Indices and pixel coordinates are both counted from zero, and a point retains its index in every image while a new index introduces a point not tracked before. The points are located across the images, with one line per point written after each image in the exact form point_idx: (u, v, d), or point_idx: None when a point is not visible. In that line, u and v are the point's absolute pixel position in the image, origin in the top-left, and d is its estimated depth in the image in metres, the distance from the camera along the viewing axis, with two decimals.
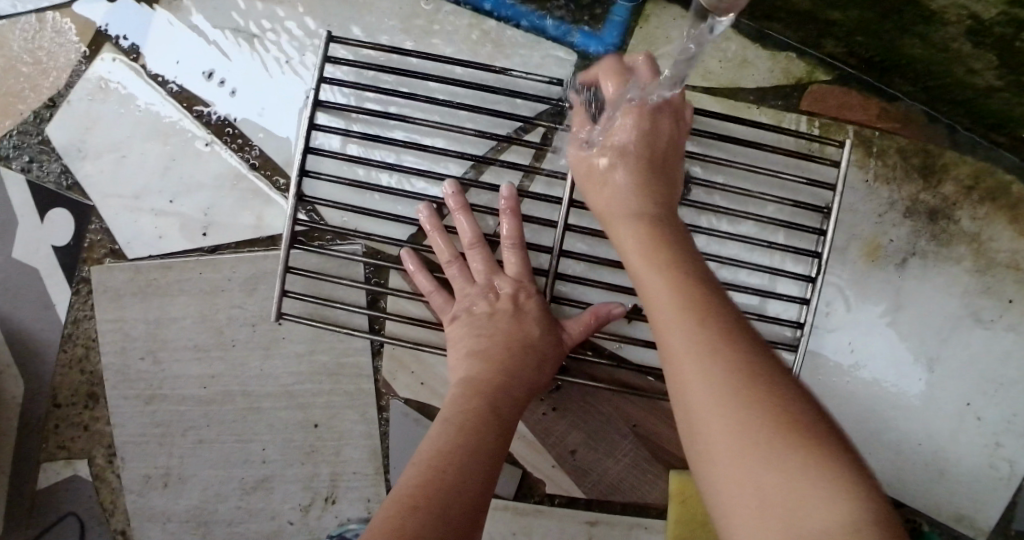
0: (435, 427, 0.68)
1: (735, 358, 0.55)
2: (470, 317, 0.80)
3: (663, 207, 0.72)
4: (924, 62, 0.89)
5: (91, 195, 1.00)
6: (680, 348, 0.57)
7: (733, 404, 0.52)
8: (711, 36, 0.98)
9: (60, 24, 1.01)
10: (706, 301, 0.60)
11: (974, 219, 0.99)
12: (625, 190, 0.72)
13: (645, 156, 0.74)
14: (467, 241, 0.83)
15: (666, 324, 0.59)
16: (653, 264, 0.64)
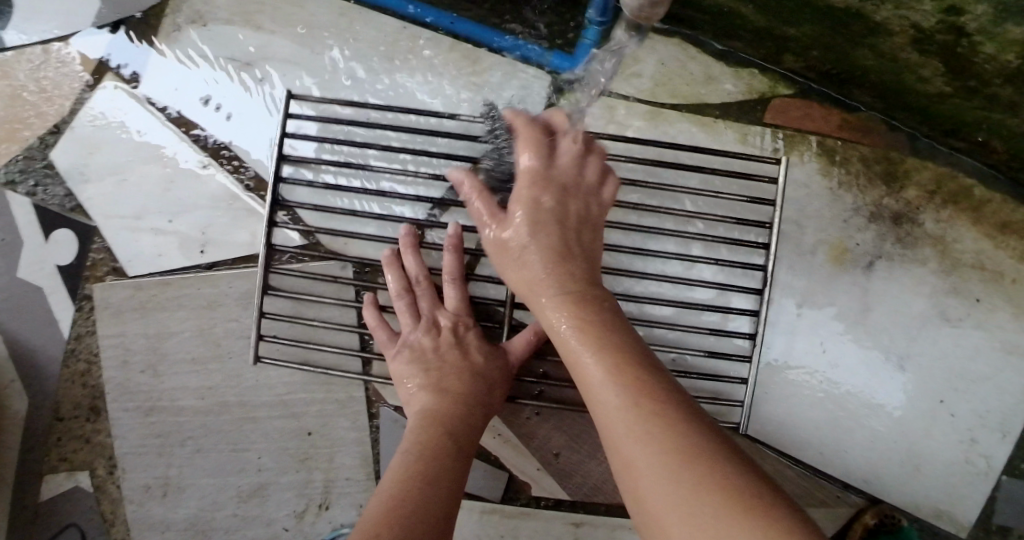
0: (398, 457, 0.73)
1: (668, 430, 0.55)
2: (417, 352, 0.86)
3: (579, 263, 0.70)
4: (878, 73, 0.94)
5: (93, 216, 1.05)
6: (611, 415, 0.58)
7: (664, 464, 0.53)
8: (678, 55, 1.03)
9: (64, 55, 1.07)
10: (634, 369, 0.60)
11: (937, 222, 1.03)
12: (535, 262, 0.70)
13: (550, 211, 0.71)
14: (414, 278, 0.91)
15: (602, 405, 0.59)
16: (579, 341, 0.64)
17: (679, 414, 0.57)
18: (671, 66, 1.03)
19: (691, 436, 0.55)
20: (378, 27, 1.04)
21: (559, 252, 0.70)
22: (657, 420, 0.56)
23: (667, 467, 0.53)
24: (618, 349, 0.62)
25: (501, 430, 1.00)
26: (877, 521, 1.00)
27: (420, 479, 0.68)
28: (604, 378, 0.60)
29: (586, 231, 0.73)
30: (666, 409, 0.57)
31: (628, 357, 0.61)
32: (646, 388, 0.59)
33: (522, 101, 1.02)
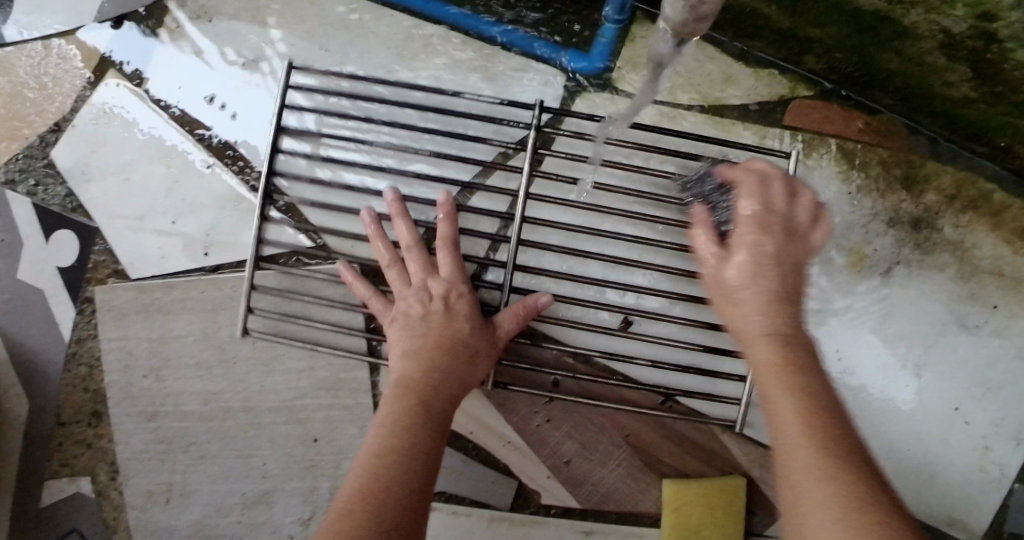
0: (372, 430, 0.71)
1: (838, 476, 0.52)
2: (405, 319, 0.83)
3: (790, 279, 0.66)
4: (902, 76, 0.92)
5: (95, 217, 1.02)
6: (788, 441, 0.55)
7: (823, 498, 0.51)
8: (695, 54, 1.01)
9: (65, 51, 1.04)
10: (820, 413, 0.56)
11: (957, 227, 1.01)
12: (756, 304, 0.64)
13: (777, 234, 0.68)
14: (405, 243, 0.87)
15: (783, 421, 0.56)
16: (779, 369, 0.59)
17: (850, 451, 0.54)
18: (688, 66, 1.01)
19: (859, 476, 0.52)
20: (389, 23, 1.02)
21: (779, 285, 0.65)
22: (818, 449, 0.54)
23: (824, 490, 0.51)
24: (808, 373, 0.59)
25: (511, 437, 0.99)
26: None
27: (392, 462, 0.66)
28: (783, 394, 0.58)
29: (798, 276, 0.67)
30: (838, 448, 0.54)
31: (806, 375, 0.59)
32: (821, 417, 0.56)
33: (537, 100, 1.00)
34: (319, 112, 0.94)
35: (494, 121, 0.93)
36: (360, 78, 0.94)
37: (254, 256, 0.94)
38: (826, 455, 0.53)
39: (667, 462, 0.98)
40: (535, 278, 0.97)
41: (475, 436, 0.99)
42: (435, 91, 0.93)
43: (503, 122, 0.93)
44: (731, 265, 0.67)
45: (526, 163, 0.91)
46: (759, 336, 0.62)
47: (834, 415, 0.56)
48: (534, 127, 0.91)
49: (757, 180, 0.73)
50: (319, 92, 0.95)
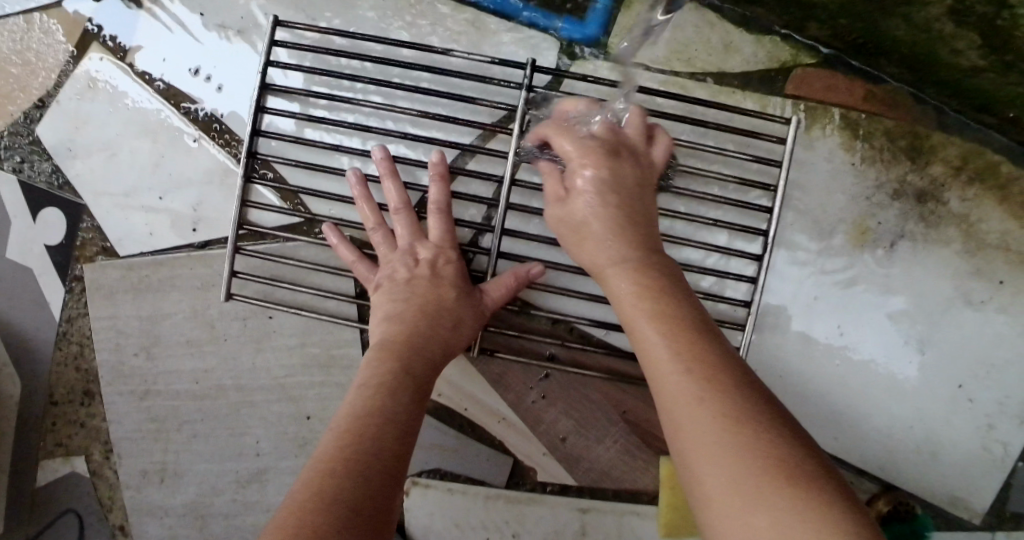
0: (353, 393, 0.70)
1: (722, 407, 0.55)
2: (390, 284, 0.82)
3: (639, 231, 0.73)
4: (909, 43, 0.89)
5: (82, 194, 1.01)
6: (679, 403, 0.57)
7: (717, 443, 0.54)
8: (695, 21, 0.97)
9: (47, 25, 1.02)
10: (694, 341, 0.61)
11: (963, 201, 0.98)
12: (602, 237, 0.72)
13: (612, 161, 0.76)
14: (394, 205, 0.85)
15: (664, 376, 0.60)
16: (639, 297, 0.66)
17: (724, 372, 0.58)
18: (688, 32, 0.97)
19: (745, 404, 0.55)
20: None
21: (638, 235, 0.73)
22: (711, 391, 0.56)
23: (703, 424, 0.55)
24: (686, 326, 0.62)
25: (506, 414, 0.97)
26: (891, 508, 0.98)
27: (373, 423, 0.65)
28: (675, 371, 0.59)
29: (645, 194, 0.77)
30: (710, 375, 0.58)
31: (686, 327, 0.62)
32: (706, 372, 0.58)
33: None
34: (304, 70, 0.91)
35: (486, 80, 0.90)
36: (348, 34, 0.91)
37: (238, 222, 0.92)
38: (727, 399, 0.56)
39: (664, 439, 0.97)
40: (529, 251, 0.95)
41: (470, 412, 0.98)
42: (425, 48, 0.90)
43: (494, 81, 0.90)
44: (577, 203, 0.75)
45: (516, 124, 0.89)
46: (629, 293, 0.67)
47: (717, 356, 0.60)
48: (525, 87, 0.89)
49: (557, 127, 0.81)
50: (305, 49, 0.92)
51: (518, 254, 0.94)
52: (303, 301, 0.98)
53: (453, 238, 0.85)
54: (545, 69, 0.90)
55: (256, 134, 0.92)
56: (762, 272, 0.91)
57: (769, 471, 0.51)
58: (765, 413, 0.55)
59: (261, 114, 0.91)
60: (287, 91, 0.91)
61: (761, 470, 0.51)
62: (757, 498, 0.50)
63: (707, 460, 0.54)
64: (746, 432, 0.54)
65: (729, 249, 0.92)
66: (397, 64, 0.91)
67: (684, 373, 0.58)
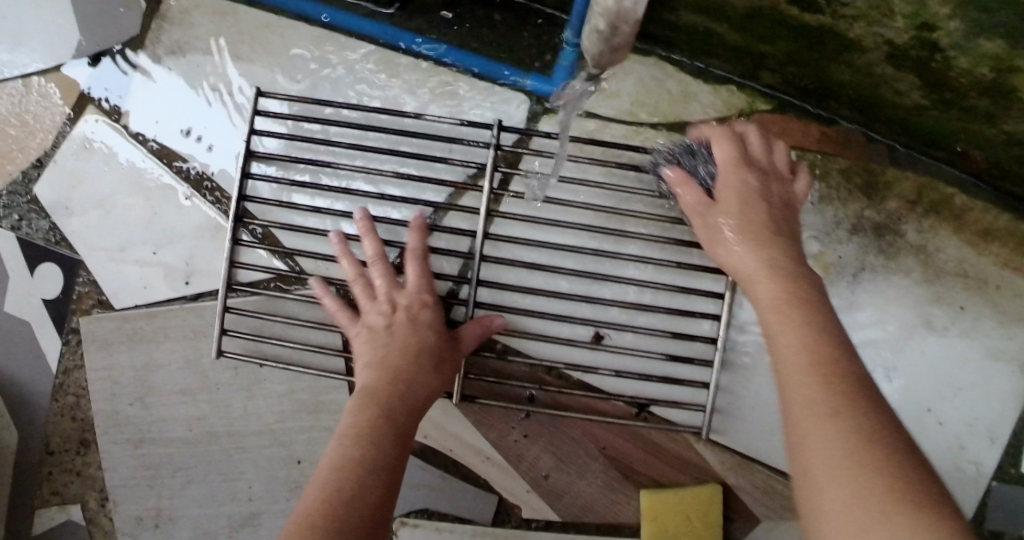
0: (334, 443, 0.73)
1: (874, 458, 0.53)
2: (370, 333, 0.85)
3: (768, 227, 0.76)
4: (855, 87, 0.95)
5: (78, 249, 1.05)
6: (796, 392, 0.60)
7: (855, 475, 0.53)
8: (656, 74, 1.04)
9: (45, 89, 1.07)
10: (820, 345, 0.63)
11: (919, 232, 1.03)
12: (751, 254, 0.74)
13: (761, 198, 0.78)
14: (371, 258, 0.89)
15: (789, 368, 0.62)
16: (785, 304, 0.68)
17: (885, 427, 0.56)
18: (650, 83, 1.04)
19: (898, 453, 0.54)
20: (357, 53, 1.05)
21: (763, 214, 0.77)
22: (834, 413, 0.57)
23: (847, 466, 0.53)
24: (820, 330, 0.65)
25: (489, 452, 1.00)
26: None
27: (351, 469, 0.69)
28: (795, 358, 0.62)
29: (767, 201, 0.79)
30: (864, 416, 0.57)
31: (838, 372, 0.61)
32: (855, 406, 0.58)
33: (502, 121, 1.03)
34: (285, 137, 0.96)
35: (458, 140, 0.95)
36: (326, 102, 0.96)
37: (225, 283, 0.95)
38: (851, 410, 0.57)
39: (642, 472, 1.00)
40: (506, 295, 0.99)
41: (455, 452, 1.01)
42: (399, 113, 0.96)
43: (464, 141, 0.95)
44: (724, 247, 0.77)
45: (485, 182, 0.94)
46: (774, 293, 0.70)
47: (850, 373, 0.61)
48: (493, 146, 0.94)
49: (722, 142, 0.82)
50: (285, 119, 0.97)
51: (496, 300, 0.99)
52: (292, 354, 1.01)
53: (430, 287, 0.89)
54: (512, 128, 0.95)
55: (242, 200, 0.96)
56: (726, 310, 0.94)
57: (901, 504, 0.50)
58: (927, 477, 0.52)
59: (246, 181, 0.95)
60: (270, 158, 0.96)
61: (858, 469, 0.53)
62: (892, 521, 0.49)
63: (831, 479, 0.54)
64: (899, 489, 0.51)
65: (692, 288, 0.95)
66: (373, 129, 0.97)
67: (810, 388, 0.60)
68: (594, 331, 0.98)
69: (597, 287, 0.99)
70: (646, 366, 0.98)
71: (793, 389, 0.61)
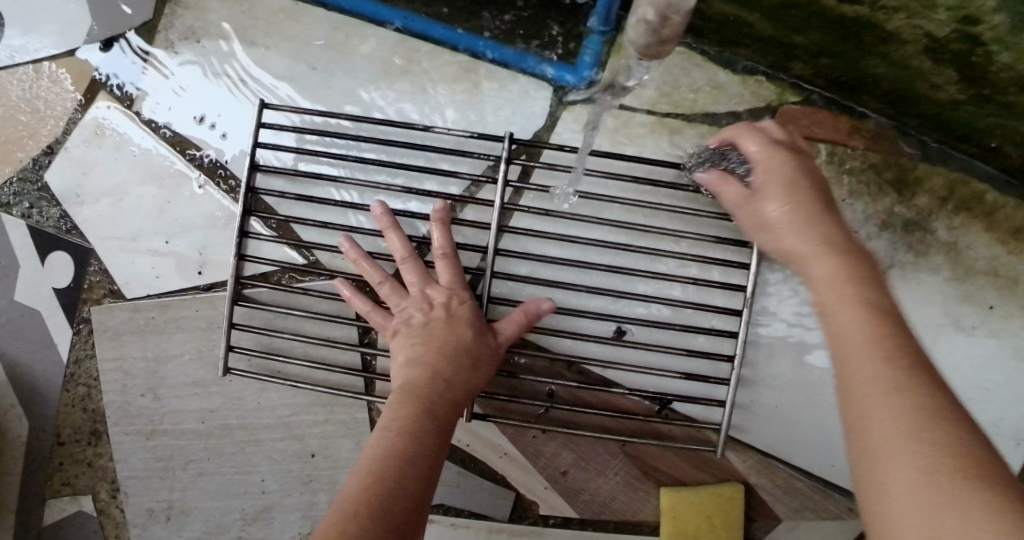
0: (375, 435, 0.71)
1: (937, 429, 0.52)
2: (407, 329, 0.83)
3: (812, 205, 0.72)
4: (888, 80, 0.92)
5: (89, 238, 1.03)
6: (870, 386, 0.57)
7: (910, 448, 0.52)
8: (682, 63, 1.01)
9: (56, 74, 1.05)
10: (886, 336, 0.61)
11: (950, 229, 1.01)
12: (800, 238, 0.71)
13: (806, 182, 0.74)
14: (399, 257, 0.87)
15: (857, 364, 0.59)
16: (840, 282, 0.66)
17: (950, 400, 0.55)
18: (675, 73, 1.01)
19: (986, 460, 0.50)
20: (374, 40, 1.02)
21: (807, 192, 0.73)
22: (922, 412, 0.54)
23: (908, 438, 0.52)
24: (887, 323, 0.62)
25: (507, 448, 0.98)
26: None
27: (392, 463, 0.66)
28: (869, 353, 0.59)
29: (818, 183, 0.74)
30: (930, 388, 0.56)
31: (900, 344, 0.60)
32: (922, 380, 0.57)
33: (523, 112, 1.00)
34: (291, 150, 0.94)
35: (465, 154, 0.93)
36: (332, 114, 0.94)
37: (232, 298, 0.93)
38: (932, 407, 0.54)
39: (663, 470, 0.98)
40: (524, 289, 0.97)
41: (472, 448, 0.99)
42: (406, 125, 0.93)
43: (473, 155, 0.93)
44: (779, 234, 0.73)
45: (496, 197, 0.91)
46: (829, 269, 0.67)
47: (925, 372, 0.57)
48: (504, 160, 0.91)
49: (755, 135, 0.77)
50: (290, 129, 0.95)
51: (516, 295, 0.97)
52: (307, 348, 0.99)
53: (463, 284, 0.87)
54: (523, 141, 0.92)
55: (247, 215, 0.94)
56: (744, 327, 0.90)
57: (963, 479, 0.49)
58: (987, 448, 0.51)
59: (251, 195, 0.94)
60: (275, 172, 0.94)
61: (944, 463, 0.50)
62: (955, 494, 0.48)
63: (892, 448, 0.53)
64: (963, 462, 0.50)
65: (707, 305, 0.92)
66: (378, 142, 0.94)
67: (881, 369, 0.58)
68: (614, 326, 0.96)
69: (619, 281, 0.97)
70: (668, 364, 0.96)
71: (854, 358, 0.60)
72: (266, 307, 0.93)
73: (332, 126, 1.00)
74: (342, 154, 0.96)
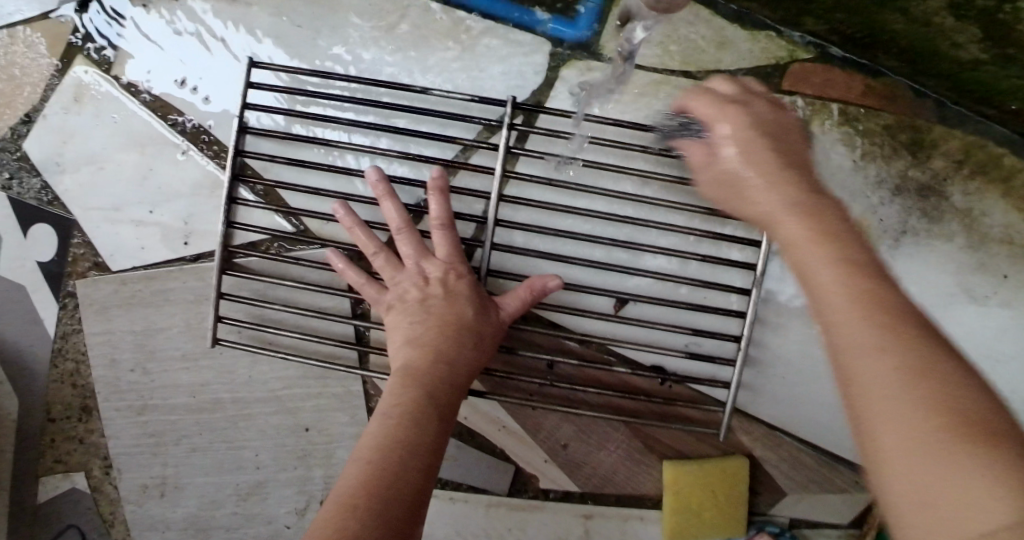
0: (374, 422, 0.68)
1: (936, 386, 0.42)
2: (402, 307, 0.80)
3: (796, 172, 0.58)
4: (907, 37, 0.88)
5: (71, 209, 1.00)
6: (848, 345, 0.46)
7: (920, 421, 0.41)
8: (688, 19, 0.96)
9: (31, 38, 1.00)
10: (867, 277, 0.48)
11: (965, 195, 0.97)
12: (766, 190, 0.57)
13: (775, 156, 0.59)
14: (394, 227, 0.83)
15: (841, 326, 0.47)
16: (817, 241, 0.51)
17: (927, 341, 0.45)
18: (681, 30, 0.96)
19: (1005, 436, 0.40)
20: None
21: (778, 157, 0.59)
22: (918, 377, 0.43)
23: (897, 392, 0.43)
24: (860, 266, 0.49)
25: (506, 421, 0.96)
26: None
27: (392, 450, 0.64)
28: (845, 304, 0.47)
29: (790, 133, 0.62)
30: (926, 349, 0.44)
31: (882, 292, 0.47)
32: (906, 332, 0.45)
33: (521, 72, 0.96)
34: (281, 113, 0.90)
35: (463, 118, 0.89)
36: (326, 75, 0.90)
37: (220, 267, 0.90)
38: (933, 392, 0.42)
39: (665, 444, 0.96)
40: (522, 259, 0.94)
41: (470, 421, 0.97)
42: (403, 87, 0.89)
43: (472, 119, 0.89)
44: (756, 190, 0.57)
45: (496, 165, 0.88)
46: (797, 226, 0.53)
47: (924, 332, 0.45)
48: (506, 128, 0.88)
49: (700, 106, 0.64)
50: (281, 91, 0.91)
51: (513, 265, 0.94)
52: (297, 320, 0.96)
53: (461, 256, 0.83)
54: (524, 107, 0.88)
55: (235, 181, 0.90)
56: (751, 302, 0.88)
57: (960, 440, 0.40)
58: (989, 393, 0.43)
59: (240, 159, 0.90)
60: (265, 135, 0.90)
61: (937, 424, 0.41)
62: (964, 455, 0.39)
63: (888, 423, 0.43)
64: (954, 417, 0.41)
65: (713, 281, 0.90)
66: (372, 104, 0.90)
67: (875, 334, 0.45)
68: (616, 299, 0.93)
69: (621, 251, 0.93)
70: (670, 335, 0.93)
71: (833, 310, 0.48)
72: (254, 277, 0.90)
73: (323, 89, 0.96)
74: (335, 119, 0.92)
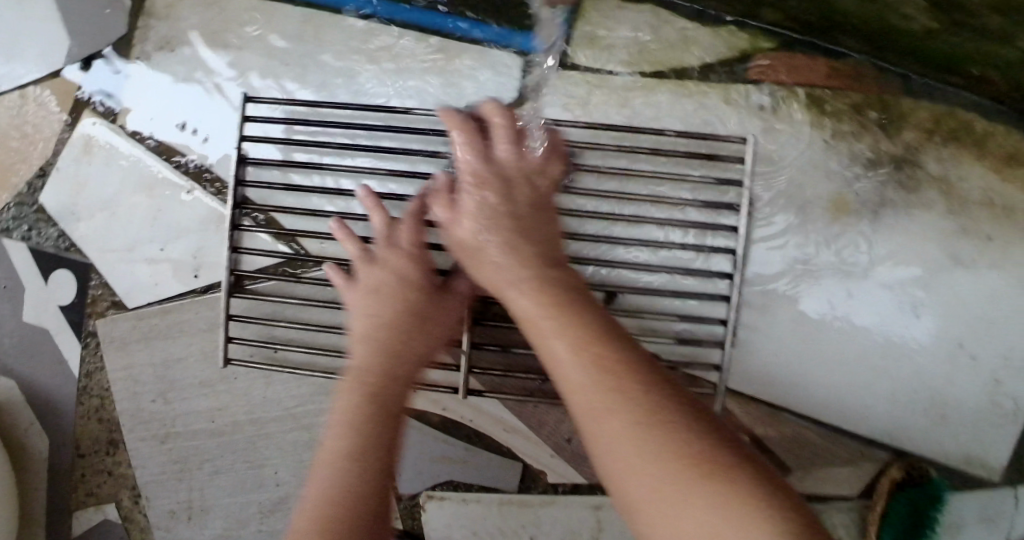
0: (332, 433, 0.67)
1: (665, 427, 0.51)
2: (373, 301, 0.79)
3: (539, 246, 0.70)
4: (859, 16, 0.91)
5: (88, 253, 1.06)
6: (578, 390, 0.55)
7: (668, 479, 0.48)
8: (651, 22, 1.00)
9: (41, 97, 1.07)
10: (603, 340, 0.57)
11: (940, 162, 0.99)
12: (505, 265, 0.68)
13: (503, 192, 0.74)
14: (380, 231, 0.84)
15: (561, 363, 0.57)
16: (552, 312, 0.60)
17: (641, 383, 0.54)
18: (646, 33, 1.00)
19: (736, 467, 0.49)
20: (345, 30, 1.03)
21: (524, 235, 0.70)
22: (649, 423, 0.51)
23: (631, 442, 0.51)
24: (598, 335, 0.58)
25: (511, 420, 0.99)
26: (904, 474, 0.98)
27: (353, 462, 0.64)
28: (562, 345, 0.57)
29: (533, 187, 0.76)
30: (641, 393, 0.53)
31: (604, 352, 0.56)
32: (622, 387, 0.53)
33: (497, 86, 1.01)
34: (276, 142, 0.95)
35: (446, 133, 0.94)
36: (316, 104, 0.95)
37: (227, 291, 0.94)
38: (672, 434, 0.50)
39: None
40: None
41: (475, 423, 1.00)
42: (387, 109, 0.94)
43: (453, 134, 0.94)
44: (468, 221, 0.73)
45: None
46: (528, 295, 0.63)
47: (632, 356, 0.56)
48: None
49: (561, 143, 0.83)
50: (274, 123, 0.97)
51: None
52: (305, 338, 1.01)
53: (464, 276, 0.84)
54: None
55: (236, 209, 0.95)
56: (735, 287, 0.91)
57: (701, 480, 0.48)
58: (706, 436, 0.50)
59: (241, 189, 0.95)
60: (263, 164, 0.96)
61: (678, 466, 0.49)
62: (706, 486, 0.47)
63: (627, 465, 0.50)
64: (695, 460, 0.49)
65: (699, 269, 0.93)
66: (361, 127, 0.96)
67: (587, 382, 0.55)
68: (605, 292, 0.96)
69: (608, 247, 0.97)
70: (662, 324, 0.96)
71: (562, 369, 0.56)
72: (260, 298, 0.95)
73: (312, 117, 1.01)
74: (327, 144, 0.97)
